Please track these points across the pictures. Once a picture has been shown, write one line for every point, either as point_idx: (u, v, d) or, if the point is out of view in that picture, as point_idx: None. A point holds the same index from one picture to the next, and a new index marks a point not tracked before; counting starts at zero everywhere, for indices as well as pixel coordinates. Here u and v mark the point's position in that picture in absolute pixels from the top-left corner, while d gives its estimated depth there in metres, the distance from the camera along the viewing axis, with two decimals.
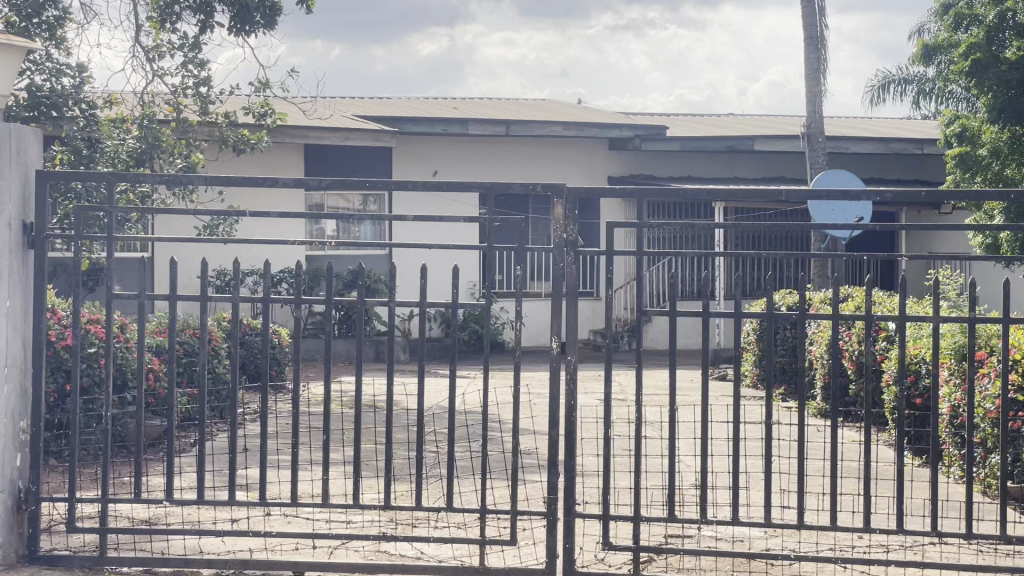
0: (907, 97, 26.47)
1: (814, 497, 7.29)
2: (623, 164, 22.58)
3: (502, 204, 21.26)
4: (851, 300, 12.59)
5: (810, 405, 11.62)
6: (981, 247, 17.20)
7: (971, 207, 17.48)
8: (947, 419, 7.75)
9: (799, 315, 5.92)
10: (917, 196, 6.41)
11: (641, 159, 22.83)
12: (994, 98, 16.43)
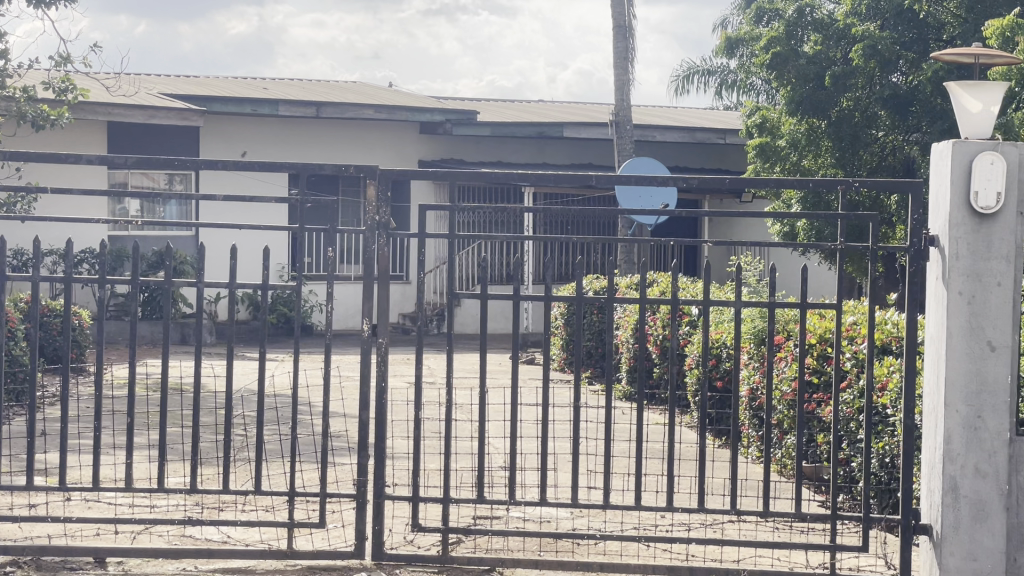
0: (709, 89, 27.07)
1: (618, 477, 7.43)
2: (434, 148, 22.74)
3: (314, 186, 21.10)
4: (656, 284, 12.88)
5: (616, 388, 11.85)
6: (777, 236, 17.75)
7: (769, 195, 18.01)
8: (746, 401, 7.99)
9: (607, 299, 6.02)
10: (720, 183, 6.57)
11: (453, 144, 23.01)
12: (793, 91, 16.78)
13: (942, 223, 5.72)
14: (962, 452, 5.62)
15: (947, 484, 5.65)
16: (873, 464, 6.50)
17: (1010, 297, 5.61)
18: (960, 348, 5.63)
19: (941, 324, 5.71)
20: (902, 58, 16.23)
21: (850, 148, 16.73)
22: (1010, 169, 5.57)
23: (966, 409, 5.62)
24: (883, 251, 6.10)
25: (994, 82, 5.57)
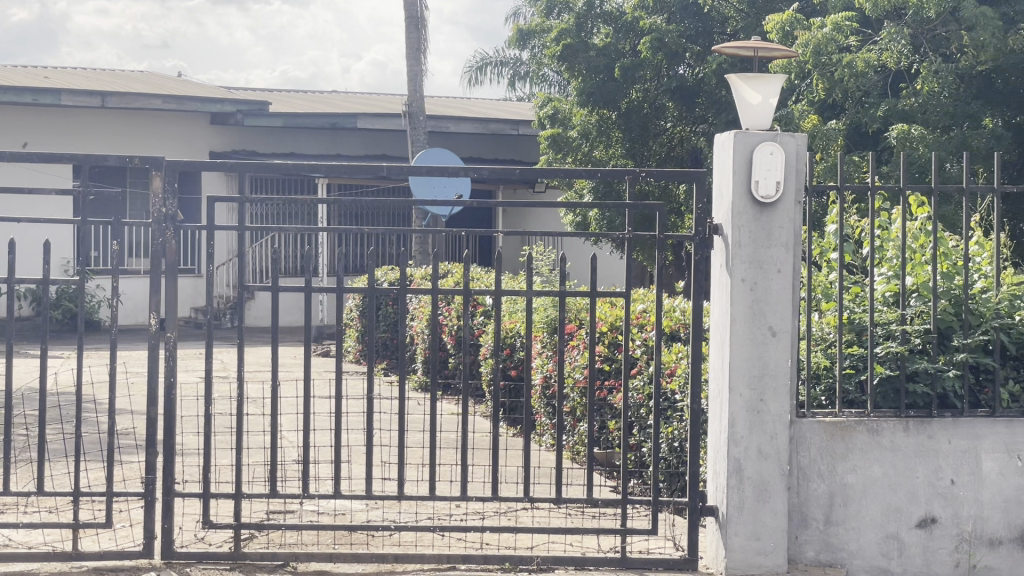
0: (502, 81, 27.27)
1: (413, 468, 7.43)
2: (225, 139, 22.38)
3: (98, 177, 20.61)
4: (450, 275, 12.92)
5: (411, 379, 11.86)
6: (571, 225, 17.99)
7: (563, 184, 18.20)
8: (540, 389, 8.06)
9: (399, 290, 5.98)
10: (512, 174, 6.61)
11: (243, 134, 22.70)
12: (583, 82, 16.88)
13: (725, 213, 5.86)
14: (746, 434, 5.76)
15: (731, 466, 5.78)
16: (663, 448, 6.63)
17: (790, 284, 5.78)
18: (743, 334, 5.77)
19: (725, 311, 5.85)
20: (688, 52, 16.60)
21: (640, 138, 17.21)
22: (788, 160, 5.74)
23: (749, 393, 5.77)
24: (670, 239, 6.22)
25: (774, 75, 5.73)
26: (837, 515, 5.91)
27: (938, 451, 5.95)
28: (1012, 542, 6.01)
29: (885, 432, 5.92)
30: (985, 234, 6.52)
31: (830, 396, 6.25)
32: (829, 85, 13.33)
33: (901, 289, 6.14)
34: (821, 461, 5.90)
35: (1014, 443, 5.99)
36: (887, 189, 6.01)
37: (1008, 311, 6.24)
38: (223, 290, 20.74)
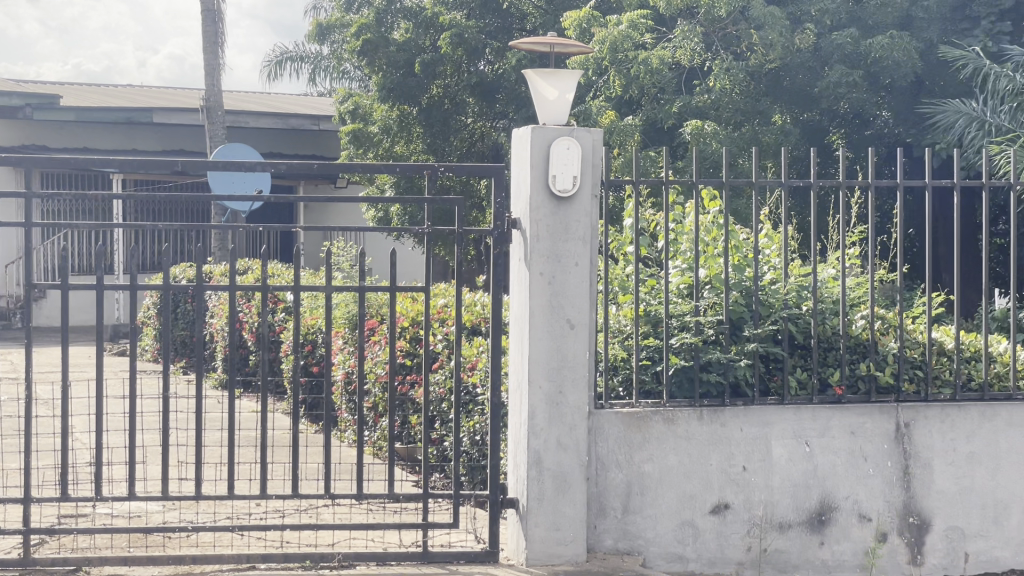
0: (303, 75, 26.99)
1: (210, 467, 7.31)
2: (16, 134, 21.68)
3: None
4: (248, 271, 12.76)
5: (210, 377, 11.67)
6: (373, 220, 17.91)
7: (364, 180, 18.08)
8: (341, 386, 7.99)
9: (196, 287, 5.87)
10: (310, 169, 6.56)
11: (35, 129, 22.03)
12: (384, 78, 16.88)
13: (524, 207, 5.90)
14: (545, 426, 5.81)
15: (531, 458, 5.82)
16: (464, 442, 6.66)
17: (587, 276, 5.87)
18: (541, 327, 5.83)
19: (524, 304, 5.88)
20: (488, 47, 16.75)
21: (440, 134, 17.28)
22: (584, 156, 5.81)
23: (548, 384, 5.82)
24: (470, 234, 6.24)
25: (570, 71, 5.81)
26: (633, 504, 6.01)
27: (730, 439, 6.05)
28: (800, 525, 6.12)
29: (680, 421, 6.02)
30: (773, 227, 6.71)
31: (627, 386, 6.38)
32: (626, 82, 13.56)
33: (694, 281, 6.29)
34: (619, 452, 5.99)
35: (802, 428, 6.09)
36: (681, 183, 6.14)
37: (795, 302, 6.46)
38: (13, 289, 20.08)
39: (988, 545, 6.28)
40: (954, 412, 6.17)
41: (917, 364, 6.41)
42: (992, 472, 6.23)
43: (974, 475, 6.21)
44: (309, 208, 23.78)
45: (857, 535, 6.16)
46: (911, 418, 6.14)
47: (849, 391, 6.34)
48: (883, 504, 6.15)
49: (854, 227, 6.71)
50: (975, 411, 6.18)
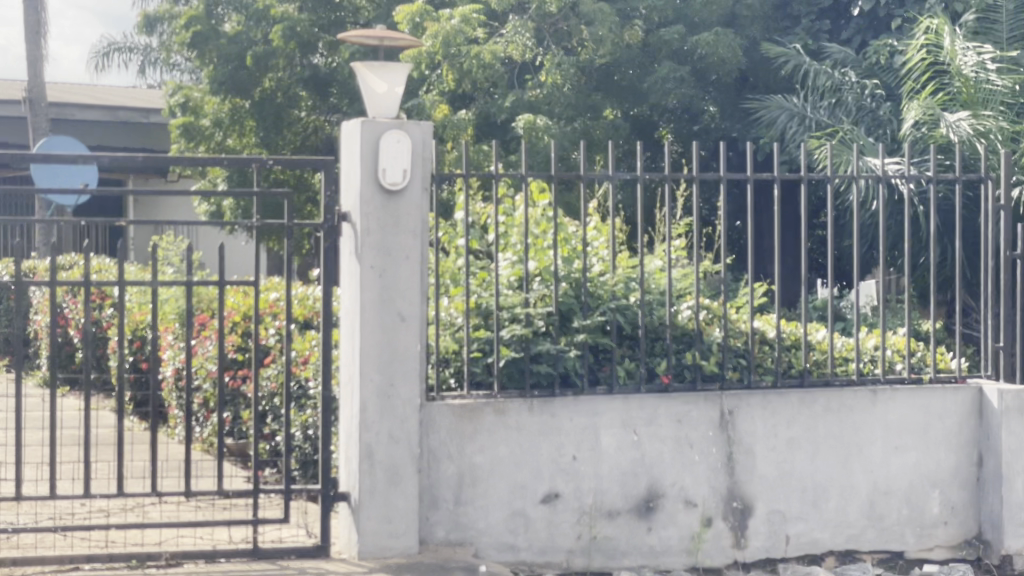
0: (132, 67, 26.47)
1: (31, 467, 7.14)
2: None
3: None
4: (72, 267, 12.46)
5: (35, 375, 11.36)
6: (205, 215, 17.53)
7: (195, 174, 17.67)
8: (172, 382, 7.88)
9: (15, 284, 5.74)
10: (135, 162, 6.44)
11: None
12: (215, 71, 15.53)
13: (353, 200, 5.91)
14: (376, 419, 5.80)
15: (362, 451, 5.80)
16: (297, 436, 6.65)
17: (417, 270, 5.89)
18: (371, 320, 5.81)
19: (354, 297, 5.87)
20: (320, 40, 15.22)
21: (273, 129, 15.63)
22: (415, 149, 5.85)
23: (379, 377, 5.82)
24: (301, 229, 6.20)
25: (400, 64, 5.80)
26: (465, 495, 6.02)
27: (559, 429, 6.10)
28: (627, 513, 6.20)
29: (510, 412, 6.05)
30: (601, 220, 6.75)
31: (458, 378, 6.43)
32: (459, 77, 12.72)
33: (524, 273, 6.33)
34: (450, 443, 6.00)
35: (630, 418, 6.18)
36: (510, 177, 6.18)
37: (623, 293, 6.53)
38: None
39: (808, 528, 6.36)
40: (775, 399, 6.29)
41: (741, 353, 6.55)
42: (811, 456, 6.34)
43: (794, 460, 6.32)
44: (140, 202, 23.31)
45: (682, 520, 6.25)
46: (734, 405, 6.26)
47: (676, 380, 6.50)
48: (707, 489, 6.27)
49: (679, 220, 6.86)
50: (795, 397, 6.30)
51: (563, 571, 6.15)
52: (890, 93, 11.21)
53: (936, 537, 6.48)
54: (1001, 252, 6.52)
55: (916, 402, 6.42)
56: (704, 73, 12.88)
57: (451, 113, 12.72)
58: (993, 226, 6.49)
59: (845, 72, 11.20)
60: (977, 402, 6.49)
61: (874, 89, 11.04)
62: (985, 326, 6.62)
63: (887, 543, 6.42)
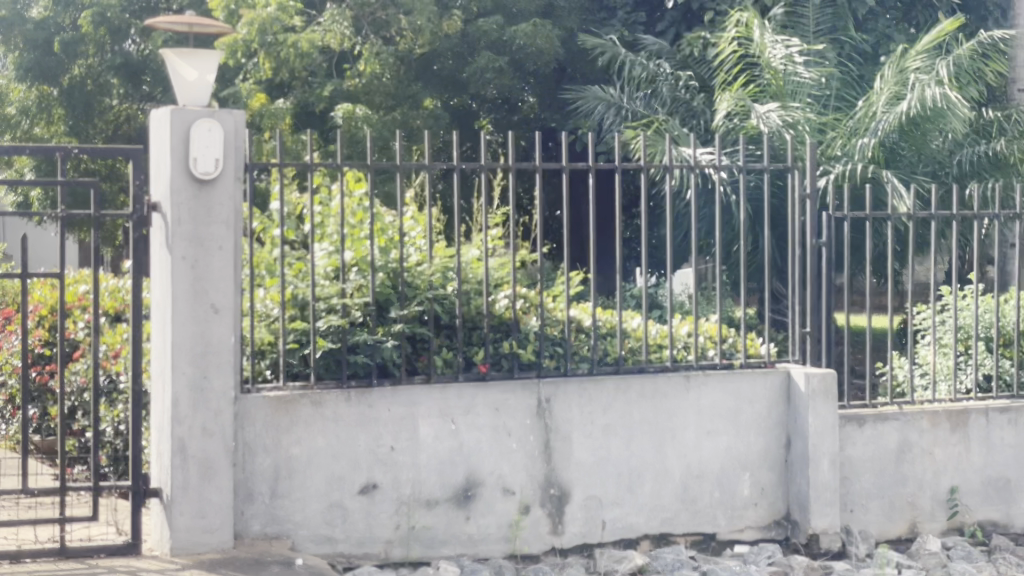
0: None
1: None
2: None
3: None
4: None
5: None
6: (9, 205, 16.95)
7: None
8: None
9: None
10: None
11: None
12: (21, 58, 14.79)
13: (163, 189, 5.71)
14: (189, 413, 5.64)
15: (174, 446, 5.64)
16: (108, 431, 6.56)
17: (231, 261, 5.73)
18: (183, 312, 5.64)
19: (165, 289, 5.69)
20: (133, 27, 14.63)
21: (84, 115, 15.22)
22: (226, 137, 5.70)
23: (191, 370, 5.65)
24: (107, 218, 5.98)
25: (209, 51, 5.63)
26: (281, 488, 5.91)
27: (377, 420, 6.04)
28: (446, 502, 6.17)
29: (327, 403, 5.97)
30: (418, 209, 6.73)
31: (274, 370, 6.33)
32: (276, 65, 12.48)
33: (341, 264, 6.23)
34: (265, 437, 5.87)
35: (447, 408, 6.15)
36: (326, 167, 6.07)
37: (441, 282, 6.51)
38: None
39: (623, 513, 6.44)
40: (591, 387, 6.33)
41: (558, 341, 6.58)
42: (627, 441, 6.41)
43: (610, 446, 6.38)
44: None
45: (500, 508, 6.25)
46: (552, 393, 6.27)
47: (494, 368, 6.49)
48: (525, 477, 6.28)
49: (496, 210, 6.86)
50: (611, 385, 6.35)
51: (381, 562, 6.09)
52: (703, 85, 11.40)
53: (746, 519, 6.62)
54: (807, 239, 6.68)
55: (727, 386, 6.55)
56: (521, 64, 12.68)
57: (268, 103, 12.48)
58: (801, 214, 6.69)
59: (659, 63, 11.26)
60: (786, 386, 6.64)
61: (687, 81, 11.20)
62: (791, 313, 6.80)
63: (699, 526, 6.55)
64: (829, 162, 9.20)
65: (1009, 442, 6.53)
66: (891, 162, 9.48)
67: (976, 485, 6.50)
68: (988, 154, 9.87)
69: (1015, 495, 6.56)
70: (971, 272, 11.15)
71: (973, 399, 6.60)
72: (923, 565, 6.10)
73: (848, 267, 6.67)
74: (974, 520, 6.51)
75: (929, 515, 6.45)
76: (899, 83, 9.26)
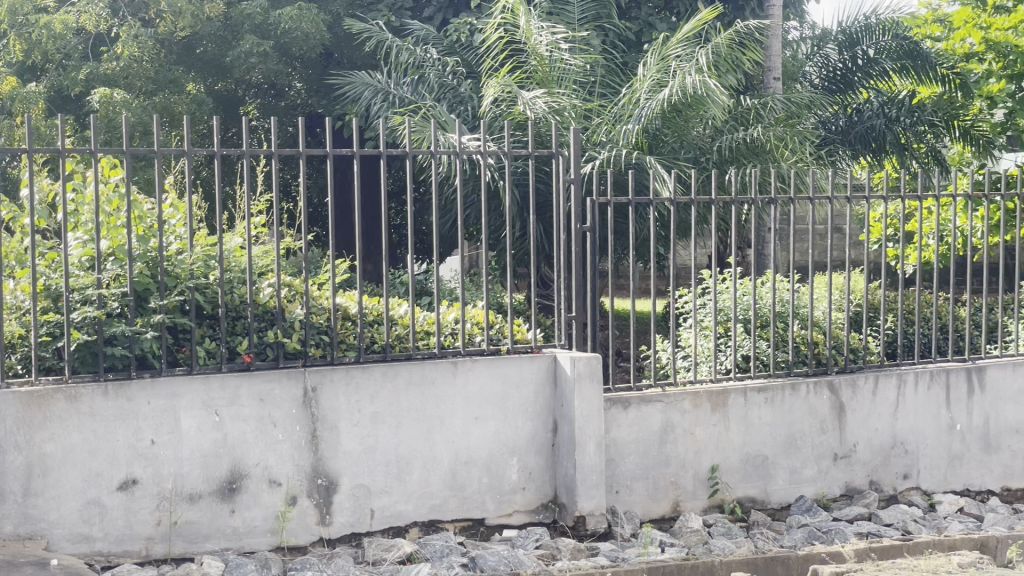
0: None
1: None
2: None
3: None
4: None
5: None
6: None
7: None
8: None
9: None
10: None
11: None
12: None
13: None
14: None
15: None
16: None
17: None
18: None
19: None
20: None
21: None
22: None
23: None
24: None
25: None
26: (34, 486, 5.61)
27: (136, 413, 5.79)
28: (210, 495, 5.95)
29: (83, 398, 5.70)
30: (178, 198, 6.51)
31: (26, 365, 6.04)
32: (26, 48, 11.98)
33: (95, 253, 5.94)
34: (17, 433, 5.58)
35: (211, 399, 5.95)
36: (80, 153, 5.78)
37: (202, 271, 6.30)
38: None
39: (392, 501, 6.34)
40: (358, 374, 6.23)
41: (323, 330, 6.45)
42: (395, 429, 6.33)
43: (377, 433, 6.29)
44: None
45: (266, 500, 6.07)
46: (317, 382, 6.14)
47: (258, 358, 6.30)
48: (292, 467, 6.11)
49: (259, 197, 6.70)
50: (378, 371, 6.27)
51: (142, 560, 5.84)
52: (470, 70, 11.38)
53: (515, 503, 6.63)
54: (572, 225, 6.75)
55: (492, 371, 6.55)
56: (286, 48, 12.53)
57: (18, 86, 11.94)
58: (564, 201, 6.74)
59: (427, 50, 11.23)
60: (552, 370, 6.68)
61: (453, 67, 11.17)
62: (557, 297, 6.84)
63: (468, 511, 6.52)
64: (594, 148, 9.32)
65: (765, 420, 6.63)
66: (653, 149, 9.52)
67: (735, 462, 6.59)
68: (745, 140, 9.79)
69: (773, 471, 6.66)
70: (731, 256, 11.40)
71: (732, 379, 6.71)
72: (685, 542, 6.21)
73: (611, 252, 6.77)
74: (733, 498, 6.60)
75: (690, 494, 6.52)
76: (660, 71, 9.41)
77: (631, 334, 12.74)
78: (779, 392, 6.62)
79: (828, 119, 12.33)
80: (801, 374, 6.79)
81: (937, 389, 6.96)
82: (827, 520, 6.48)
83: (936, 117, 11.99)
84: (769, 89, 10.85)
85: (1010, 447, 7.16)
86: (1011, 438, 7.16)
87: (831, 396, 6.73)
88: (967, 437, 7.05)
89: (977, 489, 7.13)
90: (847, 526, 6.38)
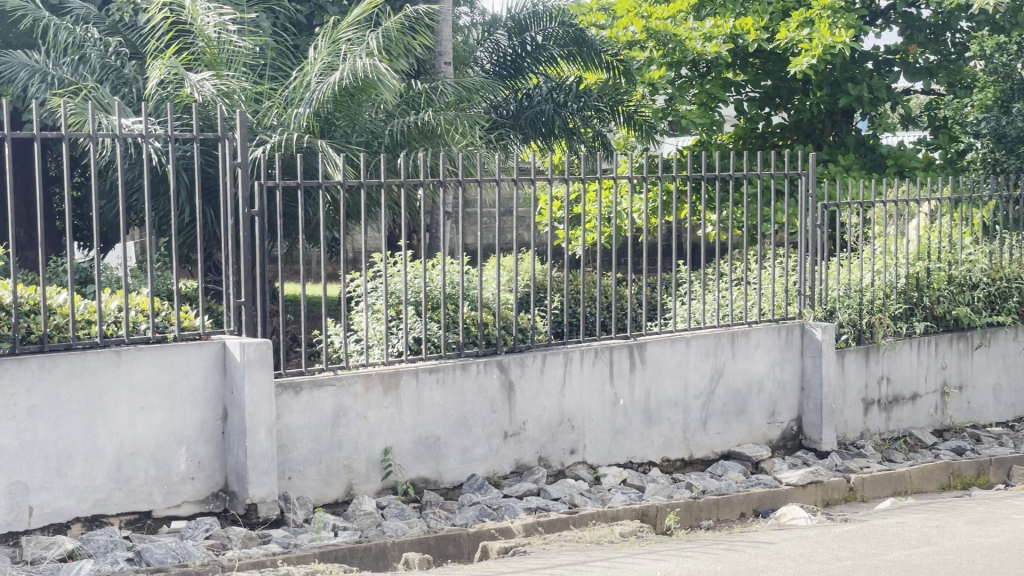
0: None
1: None
2: None
3: None
4: None
5: None
6: None
7: None
8: None
9: None
10: None
11: None
12: None
13: None
14: None
15: None
16: None
17: None
18: None
19: None
20: None
21: None
22: None
23: None
24: None
25: None
26: None
27: None
28: None
29: None
30: None
31: None
32: None
33: None
34: None
35: None
36: None
37: None
38: None
39: (51, 497, 5.73)
40: (13, 366, 5.57)
41: None
42: (54, 423, 5.71)
43: (35, 428, 5.65)
44: None
45: None
46: None
47: None
48: None
49: None
50: (35, 362, 5.63)
51: None
52: (134, 52, 11.05)
53: (184, 494, 6.15)
54: (240, 208, 6.54)
55: (159, 359, 6.02)
56: None
57: None
58: (231, 183, 6.48)
59: (87, 29, 10.85)
60: (221, 356, 6.21)
61: (116, 47, 10.84)
62: (225, 284, 6.66)
63: (134, 505, 5.98)
64: (266, 131, 9.20)
65: (437, 401, 6.63)
66: (326, 133, 9.48)
67: (408, 445, 6.56)
68: (417, 124, 9.81)
69: (444, 451, 6.67)
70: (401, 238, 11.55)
71: (404, 361, 6.68)
72: (358, 525, 6.12)
73: (281, 237, 6.59)
74: (406, 479, 6.57)
75: (363, 476, 6.45)
76: (331, 55, 9.34)
77: (303, 320, 12.71)
78: (450, 372, 6.65)
79: (498, 103, 11.61)
80: (472, 354, 6.83)
81: (602, 365, 7.10)
82: (497, 496, 6.58)
83: (602, 103, 11.66)
84: (440, 73, 10.73)
85: (669, 419, 7.34)
86: (669, 411, 7.34)
87: (501, 375, 6.80)
88: (629, 411, 7.19)
89: (639, 460, 7.28)
90: (516, 502, 6.50)
